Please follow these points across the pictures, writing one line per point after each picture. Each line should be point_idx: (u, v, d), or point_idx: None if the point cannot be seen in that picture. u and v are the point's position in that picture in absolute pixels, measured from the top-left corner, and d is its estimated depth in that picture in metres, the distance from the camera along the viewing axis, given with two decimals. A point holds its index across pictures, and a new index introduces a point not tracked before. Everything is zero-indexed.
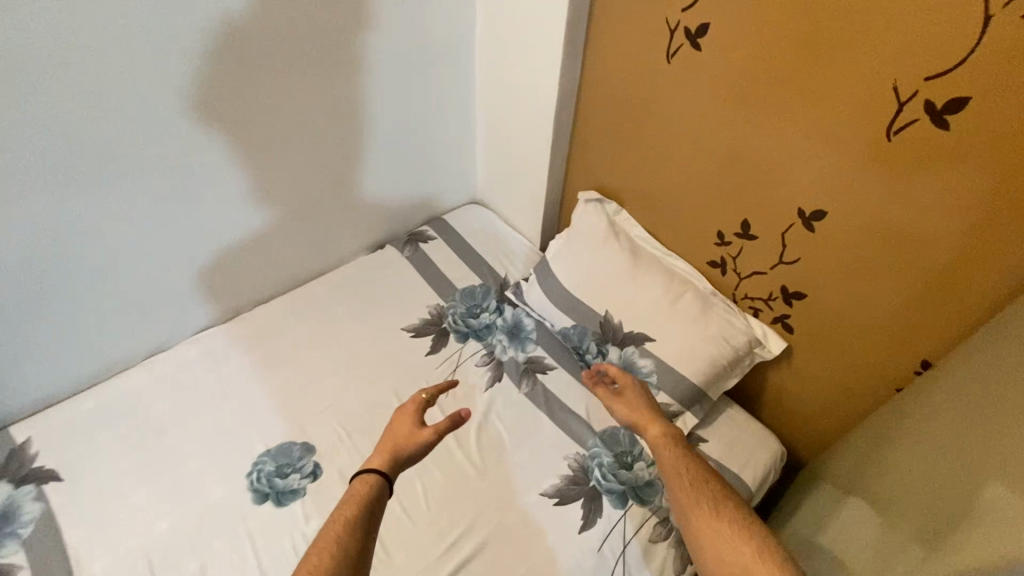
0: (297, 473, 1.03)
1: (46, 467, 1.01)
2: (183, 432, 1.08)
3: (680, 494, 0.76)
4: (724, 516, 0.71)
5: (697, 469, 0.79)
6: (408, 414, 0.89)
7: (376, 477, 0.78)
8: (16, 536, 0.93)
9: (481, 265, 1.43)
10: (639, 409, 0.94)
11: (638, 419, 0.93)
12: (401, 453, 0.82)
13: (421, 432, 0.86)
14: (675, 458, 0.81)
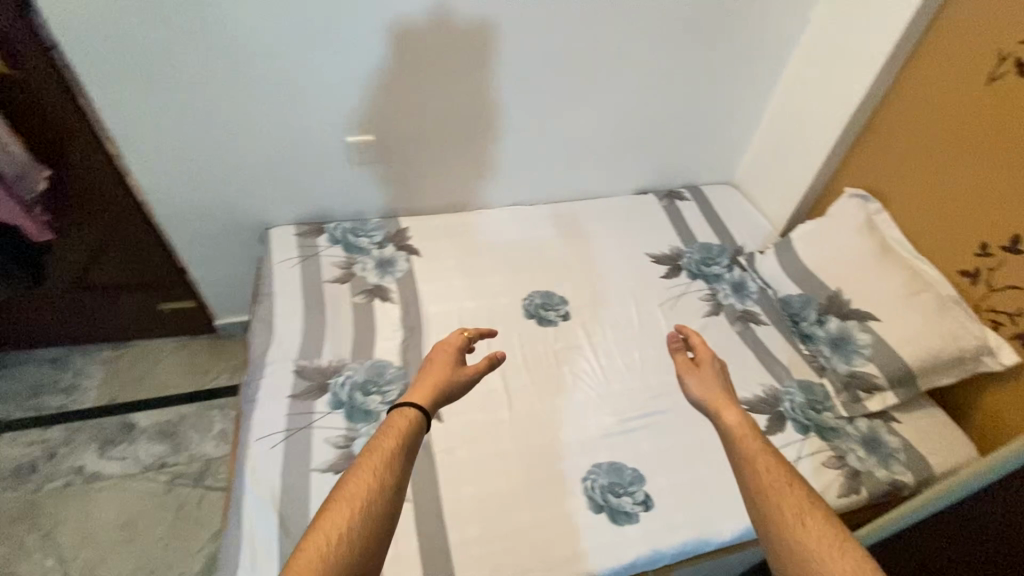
0: (555, 311, 1.42)
1: (414, 246, 1.54)
2: (490, 259, 1.53)
3: (772, 497, 0.73)
4: (807, 522, 0.71)
5: (779, 469, 0.76)
6: (441, 365, 0.89)
7: (415, 410, 0.80)
8: (394, 275, 1.46)
9: (724, 230, 1.71)
10: (713, 390, 0.92)
11: (712, 400, 0.91)
12: (440, 393, 0.84)
13: (454, 372, 0.89)
14: (753, 450, 0.80)
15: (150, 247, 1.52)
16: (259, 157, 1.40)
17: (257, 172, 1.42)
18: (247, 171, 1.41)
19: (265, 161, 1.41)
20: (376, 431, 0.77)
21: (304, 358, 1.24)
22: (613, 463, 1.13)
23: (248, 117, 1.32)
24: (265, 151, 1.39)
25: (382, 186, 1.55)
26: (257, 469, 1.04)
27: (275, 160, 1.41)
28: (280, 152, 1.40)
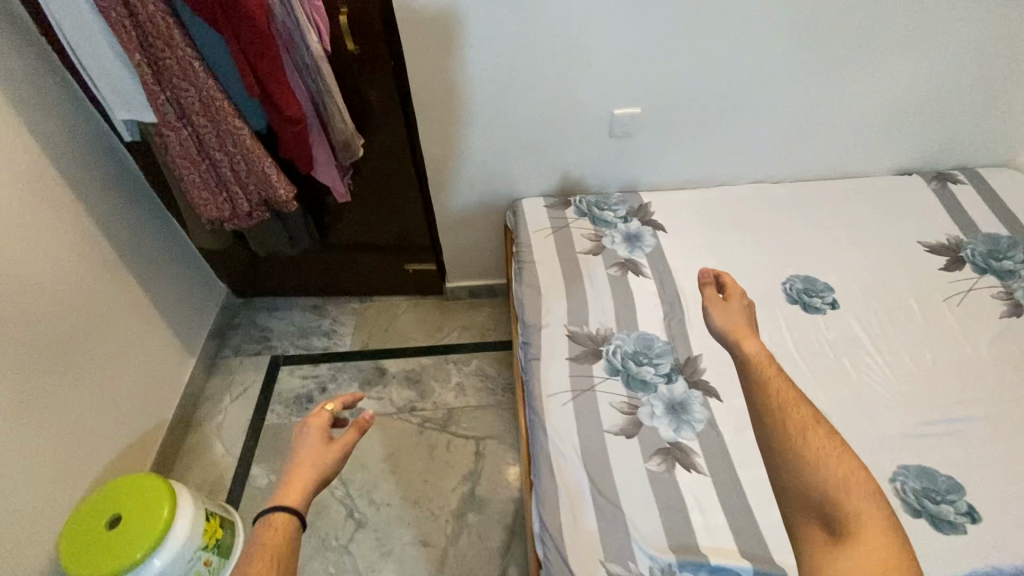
0: (821, 297, 1.36)
1: (660, 222, 1.52)
2: (739, 240, 1.49)
3: (792, 425, 0.80)
4: (810, 436, 0.78)
5: (787, 393, 0.85)
6: (316, 440, 0.90)
7: (288, 516, 0.80)
8: (644, 250, 1.46)
9: (1014, 219, 1.50)
10: (734, 319, 1.10)
11: (731, 328, 1.08)
12: (309, 487, 0.84)
13: (323, 453, 0.89)
14: (771, 377, 0.90)
15: (404, 211, 1.65)
16: (530, 133, 1.46)
17: (523, 147, 1.49)
18: (517, 146, 1.49)
19: (534, 137, 1.47)
20: (254, 532, 0.78)
21: (573, 325, 1.29)
22: (920, 467, 1.05)
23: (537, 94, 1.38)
24: (538, 126, 1.45)
25: (631, 161, 1.56)
26: (554, 425, 1.10)
27: (544, 136, 1.47)
28: (551, 130, 1.46)
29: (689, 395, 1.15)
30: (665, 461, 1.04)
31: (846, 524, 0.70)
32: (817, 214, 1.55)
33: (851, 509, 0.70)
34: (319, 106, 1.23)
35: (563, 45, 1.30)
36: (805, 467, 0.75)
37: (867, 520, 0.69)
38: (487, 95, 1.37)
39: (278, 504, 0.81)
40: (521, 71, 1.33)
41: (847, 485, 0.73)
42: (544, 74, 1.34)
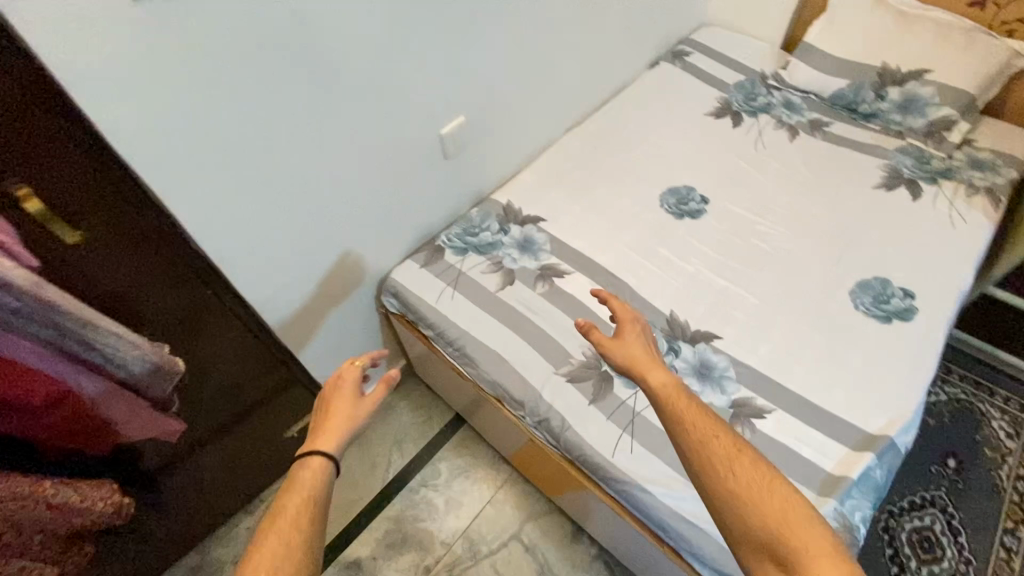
0: (694, 200, 1.46)
1: (533, 214, 1.40)
2: (602, 190, 1.47)
3: (713, 461, 0.70)
4: (737, 468, 0.69)
5: (699, 416, 0.75)
6: (348, 402, 0.84)
7: (320, 460, 0.75)
8: (546, 249, 1.33)
9: (740, 64, 1.81)
10: (635, 354, 0.86)
11: (638, 369, 0.84)
12: (345, 436, 0.80)
13: (358, 406, 0.84)
14: (685, 413, 0.76)
15: (244, 379, 1.15)
16: (365, 200, 1.16)
17: (365, 219, 1.18)
18: (357, 223, 1.17)
19: (372, 202, 1.17)
20: (290, 472, 0.75)
21: (561, 367, 1.13)
22: (857, 284, 1.25)
23: (355, 158, 1.07)
24: (370, 190, 1.15)
25: (468, 172, 1.37)
26: (644, 477, 0.98)
27: (380, 194, 1.18)
28: (385, 183, 1.17)
29: (700, 353, 1.15)
30: (744, 427, 1.03)
31: (795, 555, 0.62)
32: (631, 132, 1.62)
33: (792, 541, 0.63)
34: (82, 346, 0.71)
35: (361, 90, 1.00)
36: (736, 501, 0.66)
37: (818, 556, 0.60)
38: (300, 188, 1.01)
39: (315, 448, 0.76)
40: (327, 143, 1.00)
41: (785, 514, 0.65)
42: (353, 131, 1.04)
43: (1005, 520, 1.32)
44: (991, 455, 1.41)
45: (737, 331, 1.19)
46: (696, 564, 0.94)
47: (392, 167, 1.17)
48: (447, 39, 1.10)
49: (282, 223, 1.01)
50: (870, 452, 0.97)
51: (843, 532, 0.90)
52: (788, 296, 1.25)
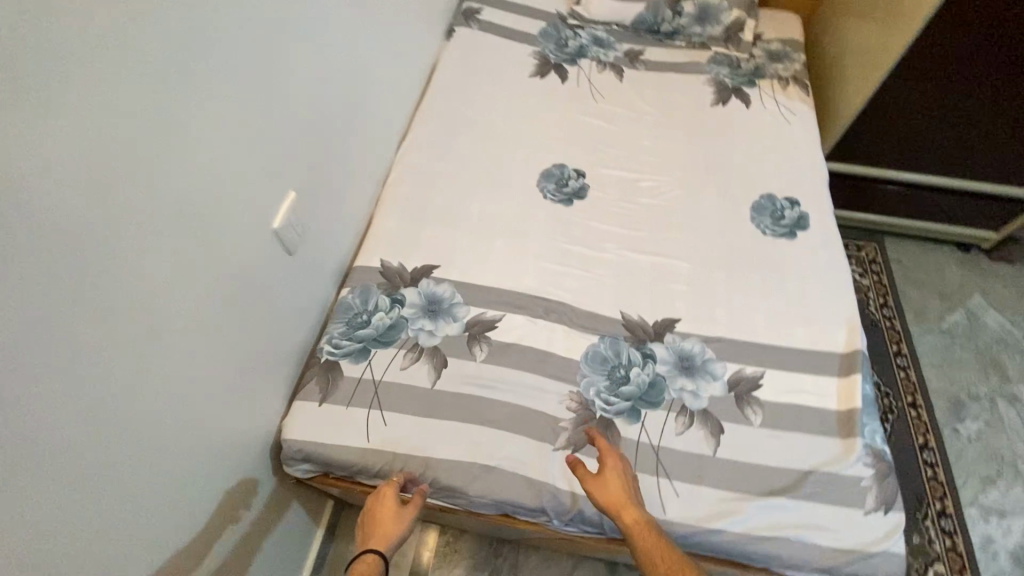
0: (572, 177, 1.29)
1: (419, 266, 1.11)
2: (475, 205, 1.22)
3: None
4: None
5: (667, 555, 0.77)
6: (390, 508, 0.87)
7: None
8: (459, 304, 1.07)
9: (534, 8, 1.64)
10: (616, 490, 0.84)
11: (615, 505, 0.82)
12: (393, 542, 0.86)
13: (403, 515, 0.87)
14: (655, 553, 0.78)
15: None
16: (196, 373, 0.75)
17: (208, 396, 0.78)
18: (199, 409, 0.76)
19: (206, 370, 0.77)
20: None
21: (558, 439, 0.94)
22: (751, 208, 1.26)
23: (153, 333, 0.66)
24: (195, 357, 0.74)
25: (313, 254, 1.00)
26: (704, 514, 0.88)
27: (213, 352, 0.78)
28: (212, 334, 0.77)
29: (674, 346, 1.05)
30: (751, 406, 0.98)
31: None
32: (467, 123, 1.37)
33: None
34: None
35: (116, 232, 0.59)
36: None
37: None
38: (90, 431, 0.59)
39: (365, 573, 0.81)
40: (95, 339, 0.58)
41: None
42: (132, 300, 0.62)
43: (890, 345, 1.57)
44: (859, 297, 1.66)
45: (689, 305, 1.11)
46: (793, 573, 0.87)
47: (216, 311, 0.77)
48: (214, 99, 0.70)
49: (78, 496, 0.58)
50: (857, 374, 1.00)
51: (878, 463, 0.93)
52: (707, 246, 1.20)
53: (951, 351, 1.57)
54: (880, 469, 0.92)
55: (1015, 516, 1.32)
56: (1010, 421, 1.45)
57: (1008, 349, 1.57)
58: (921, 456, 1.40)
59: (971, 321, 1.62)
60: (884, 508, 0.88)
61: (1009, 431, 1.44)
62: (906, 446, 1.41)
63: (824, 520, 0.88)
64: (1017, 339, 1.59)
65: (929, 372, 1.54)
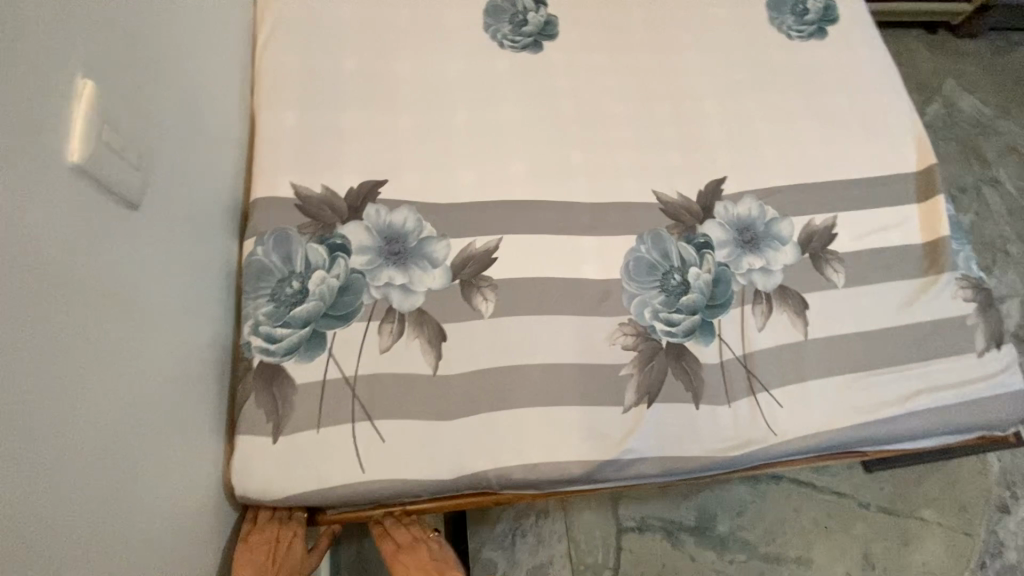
0: (530, 11, 0.88)
1: (354, 187, 0.71)
2: (410, 68, 0.80)
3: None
4: None
5: None
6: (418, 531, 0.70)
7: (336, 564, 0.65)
8: (433, 238, 0.72)
9: None
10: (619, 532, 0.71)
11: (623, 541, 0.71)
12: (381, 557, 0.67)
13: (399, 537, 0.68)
14: None
15: None
16: (62, 486, 0.39)
17: (101, 510, 0.44)
18: (94, 536, 0.42)
19: (79, 468, 0.41)
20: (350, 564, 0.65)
21: (625, 395, 0.69)
22: (769, 7, 0.94)
23: None
24: (47, 461, 0.38)
25: (186, 201, 0.58)
26: (816, 415, 0.70)
27: (78, 430, 0.41)
28: (65, 409, 0.40)
29: (728, 217, 0.80)
30: (831, 265, 0.77)
31: None
32: None
33: None
34: None
35: None
36: None
37: None
38: None
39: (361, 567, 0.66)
40: None
41: None
42: None
43: None
44: None
45: (732, 154, 0.84)
46: (916, 443, 0.74)
47: (45, 373, 0.38)
48: None
49: None
50: (940, 195, 0.81)
51: (977, 293, 0.77)
52: (733, 72, 0.89)
53: (936, 146, 1.47)
54: (978, 302, 0.77)
55: (1010, 298, 1.34)
56: (995, 206, 1.43)
57: (984, 131, 1.51)
58: None
59: (948, 109, 1.52)
60: (995, 344, 0.75)
61: (994, 217, 1.42)
62: None
63: (943, 379, 0.73)
64: (989, 120, 1.52)
65: None
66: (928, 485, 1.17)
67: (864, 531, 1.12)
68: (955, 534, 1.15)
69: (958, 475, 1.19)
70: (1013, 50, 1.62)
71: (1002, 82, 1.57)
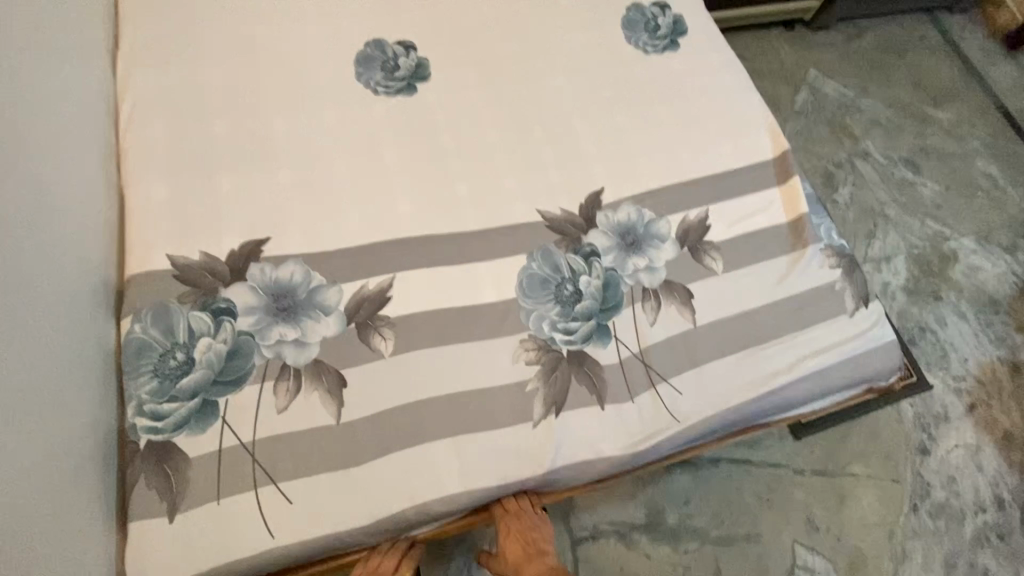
0: (401, 57, 0.91)
1: (235, 249, 0.71)
2: (286, 125, 0.82)
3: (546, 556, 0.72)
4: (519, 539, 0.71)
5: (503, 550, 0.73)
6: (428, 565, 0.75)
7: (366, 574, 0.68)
8: (324, 285, 0.72)
9: None
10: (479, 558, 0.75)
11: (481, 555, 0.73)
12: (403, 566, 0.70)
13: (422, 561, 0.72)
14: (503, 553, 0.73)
15: None
16: None
17: None
18: None
19: None
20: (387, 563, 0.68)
21: (533, 410, 0.70)
22: (624, 27, 1.01)
23: None
24: None
25: (47, 293, 0.57)
26: (714, 396, 0.74)
27: None
28: None
29: (610, 224, 0.84)
30: (709, 254, 0.83)
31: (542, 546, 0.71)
32: (208, 5, 0.87)
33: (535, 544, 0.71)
34: None
35: None
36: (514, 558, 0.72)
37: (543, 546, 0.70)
38: None
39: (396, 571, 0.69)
40: None
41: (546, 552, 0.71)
42: None
43: None
44: None
45: (607, 166, 0.89)
46: (812, 405, 0.79)
47: None
48: None
49: None
50: (795, 176, 0.89)
51: (841, 259, 0.85)
52: (599, 89, 0.95)
53: (810, 129, 1.61)
54: (843, 266, 0.84)
55: (895, 257, 1.47)
56: (870, 176, 1.57)
57: (849, 110, 1.66)
58: None
59: (815, 95, 1.66)
60: (863, 302, 0.82)
61: (870, 186, 1.55)
62: None
63: (823, 342, 0.79)
64: (852, 99, 1.68)
65: (798, 156, 1.57)
66: (854, 442, 1.24)
67: (803, 497, 1.18)
68: (885, 483, 1.22)
69: (879, 427, 1.27)
70: (862, 35, 1.81)
71: (858, 65, 1.75)
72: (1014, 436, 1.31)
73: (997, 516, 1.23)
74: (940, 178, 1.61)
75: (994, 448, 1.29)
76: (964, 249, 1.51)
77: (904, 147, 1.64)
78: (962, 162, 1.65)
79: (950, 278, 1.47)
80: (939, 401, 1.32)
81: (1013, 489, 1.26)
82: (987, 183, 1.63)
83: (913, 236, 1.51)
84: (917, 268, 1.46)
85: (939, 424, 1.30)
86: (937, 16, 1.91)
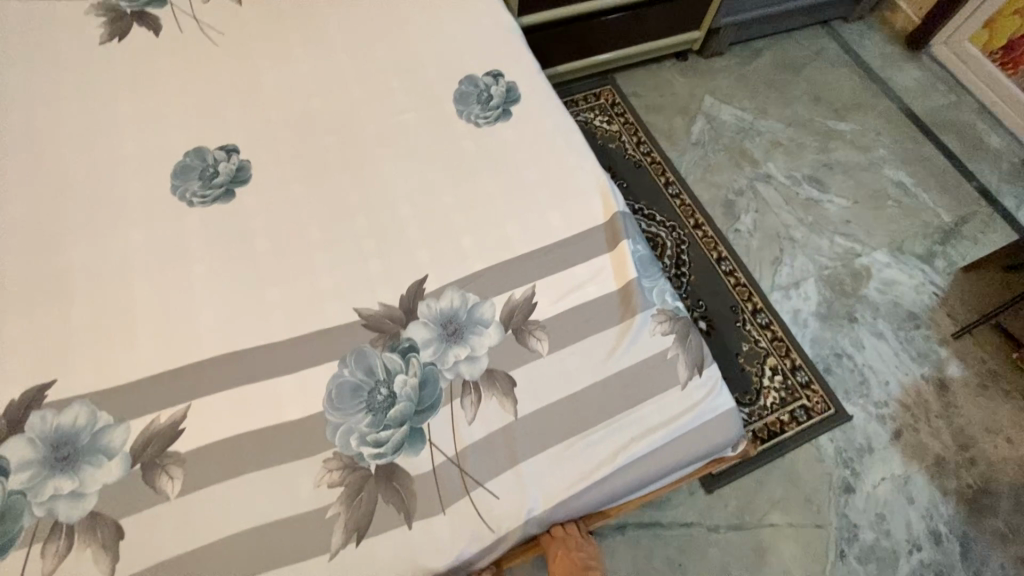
0: (221, 162, 0.90)
1: (14, 398, 0.69)
2: (86, 254, 0.80)
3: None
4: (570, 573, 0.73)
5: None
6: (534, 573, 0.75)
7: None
8: (109, 425, 0.69)
9: None
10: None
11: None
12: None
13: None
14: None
15: None
16: None
17: None
18: None
19: None
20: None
21: (331, 538, 0.66)
22: (456, 101, 1.00)
23: None
24: None
25: None
26: (533, 498, 0.71)
27: None
28: None
29: (431, 314, 0.81)
30: (534, 335, 0.80)
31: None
32: (12, 139, 0.86)
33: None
34: None
35: None
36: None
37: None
38: None
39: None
40: None
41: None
42: None
43: (658, 180, 1.52)
44: (616, 146, 1.56)
45: (432, 251, 0.86)
46: (646, 489, 0.76)
47: None
48: None
49: None
50: (624, 240, 0.87)
51: (675, 324, 0.82)
52: (427, 170, 0.93)
53: (707, 159, 1.59)
54: (676, 332, 0.81)
55: (804, 282, 1.42)
56: (773, 200, 1.54)
57: (748, 134, 1.65)
58: (720, 269, 1.41)
59: (711, 123, 1.65)
60: (697, 370, 0.79)
61: (774, 209, 1.53)
62: (706, 267, 1.41)
63: (653, 422, 0.76)
64: (750, 123, 1.67)
65: (697, 187, 1.54)
66: (771, 488, 1.18)
67: (719, 556, 1.11)
68: (809, 530, 1.15)
69: (798, 468, 1.20)
70: (757, 56, 1.80)
71: (755, 87, 1.74)
72: (946, 460, 1.24)
73: (933, 552, 1.15)
74: (848, 193, 1.58)
75: (925, 476, 1.22)
76: (876, 264, 1.47)
77: (807, 164, 1.61)
78: (870, 173, 1.62)
79: (864, 296, 1.42)
80: (861, 432, 1.25)
81: (949, 519, 1.18)
82: (897, 192, 1.59)
83: (822, 256, 1.47)
84: (828, 290, 1.42)
85: (863, 457, 1.23)
86: (834, 26, 1.90)
